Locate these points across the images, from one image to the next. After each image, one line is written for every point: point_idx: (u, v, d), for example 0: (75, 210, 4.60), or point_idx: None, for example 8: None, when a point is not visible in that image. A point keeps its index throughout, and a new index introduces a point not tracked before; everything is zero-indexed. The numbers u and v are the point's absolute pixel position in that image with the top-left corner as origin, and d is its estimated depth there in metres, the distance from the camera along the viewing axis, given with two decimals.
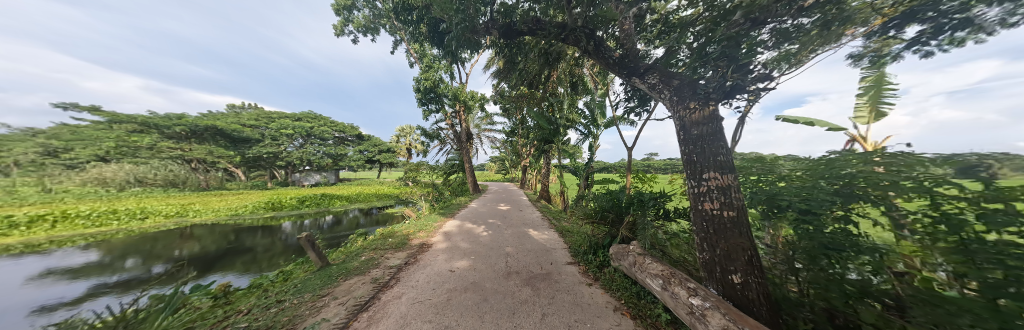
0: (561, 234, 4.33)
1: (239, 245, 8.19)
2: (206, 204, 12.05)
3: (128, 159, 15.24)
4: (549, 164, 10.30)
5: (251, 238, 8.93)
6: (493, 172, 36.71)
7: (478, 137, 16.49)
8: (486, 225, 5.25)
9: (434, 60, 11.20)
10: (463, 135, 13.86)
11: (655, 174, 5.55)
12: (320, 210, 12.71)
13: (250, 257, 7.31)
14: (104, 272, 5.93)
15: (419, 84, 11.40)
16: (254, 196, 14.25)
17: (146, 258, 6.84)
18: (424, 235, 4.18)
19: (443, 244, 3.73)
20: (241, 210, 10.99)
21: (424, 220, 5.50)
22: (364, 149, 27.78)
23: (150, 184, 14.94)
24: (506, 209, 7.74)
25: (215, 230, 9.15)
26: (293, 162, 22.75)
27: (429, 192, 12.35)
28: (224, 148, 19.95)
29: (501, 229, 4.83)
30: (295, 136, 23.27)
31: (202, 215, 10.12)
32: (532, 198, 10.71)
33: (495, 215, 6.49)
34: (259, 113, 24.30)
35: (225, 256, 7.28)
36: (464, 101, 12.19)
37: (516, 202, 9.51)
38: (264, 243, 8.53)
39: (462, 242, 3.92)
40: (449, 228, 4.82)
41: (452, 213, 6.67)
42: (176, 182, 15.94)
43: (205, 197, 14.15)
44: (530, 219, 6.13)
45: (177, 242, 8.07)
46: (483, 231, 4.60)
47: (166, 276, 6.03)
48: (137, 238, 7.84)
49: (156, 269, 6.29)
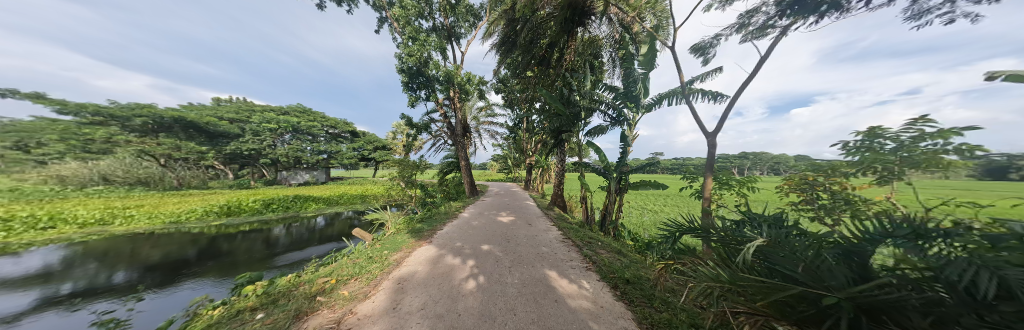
0: (612, 288, 2.33)
1: (217, 248, 7.46)
2: (153, 208, 10.22)
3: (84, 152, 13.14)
4: (563, 162, 8.17)
5: (225, 242, 7.92)
6: (494, 172, 34.84)
7: (476, 131, 14.46)
8: (484, 251, 3.46)
9: (420, 33, 9.19)
10: (459, 128, 11.90)
11: (753, 176, 3.45)
12: (289, 215, 10.81)
13: (225, 264, 6.48)
14: (54, 283, 5.20)
15: (404, 63, 9.54)
16: (218, 198, 12.43)
17: (97, 268, 5.91)
18: (360, 285, 2.30)
19: (399, 296, 2.14)
20: (184, 215, 9.05)
21: (381, 246, 3.57)
22: (358, 146, 26.20)
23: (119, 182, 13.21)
24: (509, 222, 5.77)
25: (178, 235, 7.98)
26: (279, 159, 21.17)
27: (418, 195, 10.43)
28: (196, 141, 17.79)
29: (503, 263, 3.00)
30: (281, 131, 21.62)
31: (131, 224, 8.25)
32: (543, 205, 8.62)
33: (493, 233, 4.63)
34: (242, 105, 22.58)
35: (194, 264, 6.42)
36: (458, 85, 10.21)
37: (522, 211, 7.43)
38: (244, 246, 7.70)
39: (430, 293, 2.21)
40: (416, 264, 2.94)
41: (432, 229, 4.74)
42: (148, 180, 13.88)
43: (164, 199, 12.33)
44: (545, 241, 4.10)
45: (146, 244, 7.27)
46: (472, 267, 2.87)
47: (128, 285, 5.33)
48: (88, 246, 6.81)
49: (108, 281, 5.42)
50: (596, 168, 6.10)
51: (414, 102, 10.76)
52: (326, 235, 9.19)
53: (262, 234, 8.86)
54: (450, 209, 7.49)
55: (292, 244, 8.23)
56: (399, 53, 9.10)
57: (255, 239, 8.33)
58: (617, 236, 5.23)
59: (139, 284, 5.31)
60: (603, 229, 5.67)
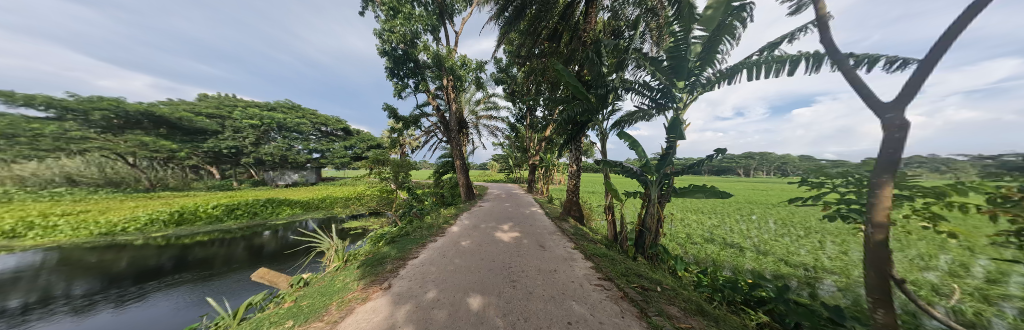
0: None
1: (192, 258, 6.63)
2: (94, 214, 8.77)
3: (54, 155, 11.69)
4: (579, 162, 6.63)
5: (199, 250, 7.07)
6: (494, 171, 33.75)
7: (474, 127, 12.91)
8: (489, 293, 2.33)
9: (403, 3, 7.62)
10: (452, 123, 10.39)
11: (962, 186, 1.90)
12: (255, 223, 9.33)
13: (201, 274, 5.73)
14: None
15: (385, 43, 8.02)
16: (182, 201, 10.99)
17: (46, 281, 5.13)
18: None
19: None
20: (121, 224, 7.56)
21: (291, 308, 2.02)
22: (352, 145, 24.93)
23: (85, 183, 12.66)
24: (515, 241, 4.32)
25: (127, 246, 6.82)
26: (265, 158, 20.00)
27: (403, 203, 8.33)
28: (170, 139, 16.26)
29: (527, 315, 1.94)
30: (266, 129, 20.31)
31: (47, 238, 6.72)
32: (553, 214, 7.14)
33: (494, 261, 3.28)
34: (221, 101, 21.07)
35: (165, 275, 5.66)
36: (450, 70, 8.69)
37: (530, 223, 5.92)
38: (223, 255, 6.88)
39: None
40: (394, 315, 1.91)
41: (408, 257, 3.31)
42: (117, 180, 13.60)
43: (121, 203, 10.95)
44: (575, 277, 2.70)
45: (102, 254, 6.37)
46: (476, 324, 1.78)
47: (79, 300, 4.56)
48: (14, 259, 5.77)
49: (62, 294, 4.73)
50: (630, 168, 4.56)
51: (400, 92, 9.28)
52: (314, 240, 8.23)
53: (243, 241, 7.94)
54: (437, 221, 5.96)
55: (278, 251, 7.37)
56: (378, 29, 7.57)
57: (237, 247, 7.51)
58: (666, 264, 3.75)
59: (98, 298, 4.63)
60: (641, 253, 4.17)
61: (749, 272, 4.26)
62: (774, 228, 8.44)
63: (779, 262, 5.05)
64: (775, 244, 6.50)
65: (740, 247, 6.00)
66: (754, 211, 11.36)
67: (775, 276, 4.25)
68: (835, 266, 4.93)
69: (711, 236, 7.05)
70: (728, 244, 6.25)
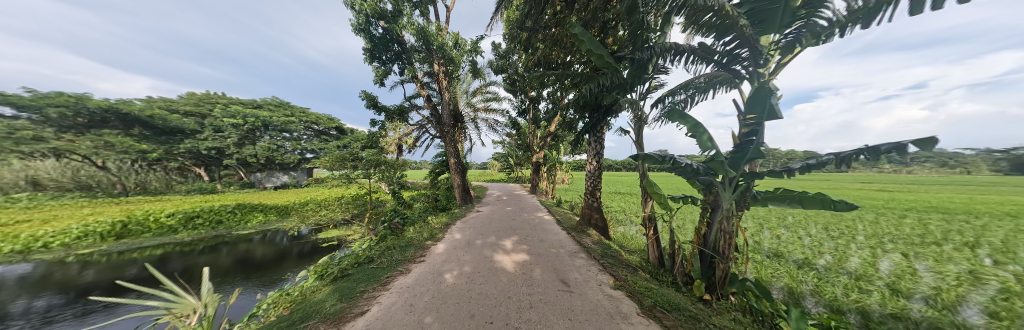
0: None
1: (176, 265, 5.73)
2: (34, 224, 7.65)
3: (14, 155, 10.86)
4: (599, 159, 5.31)
5: (181, 258, 6.15)
6: (495, 170, 32.75)
7: (473, 122, 11.76)
8: None
9: None
10: (445, 117, 8.93)
11: None
12: (217, 234, 8.05)
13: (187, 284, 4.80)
14: None
15: (359, 16, 6.66)
16: (146, 207, 9.87)
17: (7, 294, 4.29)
18: None
19: None
20: (47, 238, 6.29)
21: None
22: (346, 144, 23.65)
23: (53, 188, 11.87)
24: (540, 269, 3.02)
25: (58, 263, 5.61)
26: (249, 160, 18.77)
27: (389, 219, 5.80)
28: (148, 140, 15.14)
29: None
30: (250, 128, 19.11)
31: None
32: (566, 223, 5.85)
33: (498, 317, 1.95)
34: (203, 98, 19.89)
35: (146, 285, 4.76)
36: (442, 51, 7.23)
37: (540, 237, 4.60)
38: (210, 261, 5.98)
39: None
40: None
41: (359, 315, 1.98)
42: (92, 185, 12.84)
43: (77, 209, 9.81)
44: None
45: (60, 267, 5.41)
46: None
47: (42, 312, 3.70)
48: None
49: (20, 310, 3.80)
50: (688, 165, 3.13)
51: (383, 78, 7.97)
52: (293, 249, 7.05)
53: (232, 248, 6.99)
54: (419, 235, 4.65)
55: (269, 258, 6.33)
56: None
57: (223, 252, 6.60)
58: (757, 311, 2.38)
59: (70, 307, 3.83)
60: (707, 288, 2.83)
61: (864, 312, 2.96)
62: (824, 234, 7.14)
63: (879, 288, 3.76)
64: (845, 257, 5.20)
65: (804, 264, 4.71)
66: (788, 213, 10.04)
67: (900, 315, 2.96)
68: (961, 295, 3.62)
69: (759, 248, 5.76)
70: (789, 260, 4.95)
